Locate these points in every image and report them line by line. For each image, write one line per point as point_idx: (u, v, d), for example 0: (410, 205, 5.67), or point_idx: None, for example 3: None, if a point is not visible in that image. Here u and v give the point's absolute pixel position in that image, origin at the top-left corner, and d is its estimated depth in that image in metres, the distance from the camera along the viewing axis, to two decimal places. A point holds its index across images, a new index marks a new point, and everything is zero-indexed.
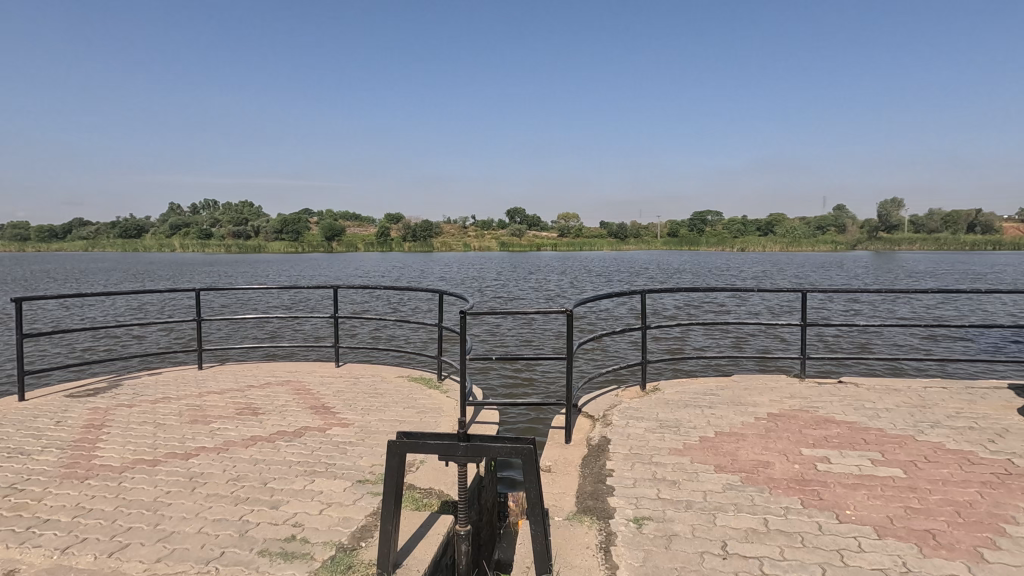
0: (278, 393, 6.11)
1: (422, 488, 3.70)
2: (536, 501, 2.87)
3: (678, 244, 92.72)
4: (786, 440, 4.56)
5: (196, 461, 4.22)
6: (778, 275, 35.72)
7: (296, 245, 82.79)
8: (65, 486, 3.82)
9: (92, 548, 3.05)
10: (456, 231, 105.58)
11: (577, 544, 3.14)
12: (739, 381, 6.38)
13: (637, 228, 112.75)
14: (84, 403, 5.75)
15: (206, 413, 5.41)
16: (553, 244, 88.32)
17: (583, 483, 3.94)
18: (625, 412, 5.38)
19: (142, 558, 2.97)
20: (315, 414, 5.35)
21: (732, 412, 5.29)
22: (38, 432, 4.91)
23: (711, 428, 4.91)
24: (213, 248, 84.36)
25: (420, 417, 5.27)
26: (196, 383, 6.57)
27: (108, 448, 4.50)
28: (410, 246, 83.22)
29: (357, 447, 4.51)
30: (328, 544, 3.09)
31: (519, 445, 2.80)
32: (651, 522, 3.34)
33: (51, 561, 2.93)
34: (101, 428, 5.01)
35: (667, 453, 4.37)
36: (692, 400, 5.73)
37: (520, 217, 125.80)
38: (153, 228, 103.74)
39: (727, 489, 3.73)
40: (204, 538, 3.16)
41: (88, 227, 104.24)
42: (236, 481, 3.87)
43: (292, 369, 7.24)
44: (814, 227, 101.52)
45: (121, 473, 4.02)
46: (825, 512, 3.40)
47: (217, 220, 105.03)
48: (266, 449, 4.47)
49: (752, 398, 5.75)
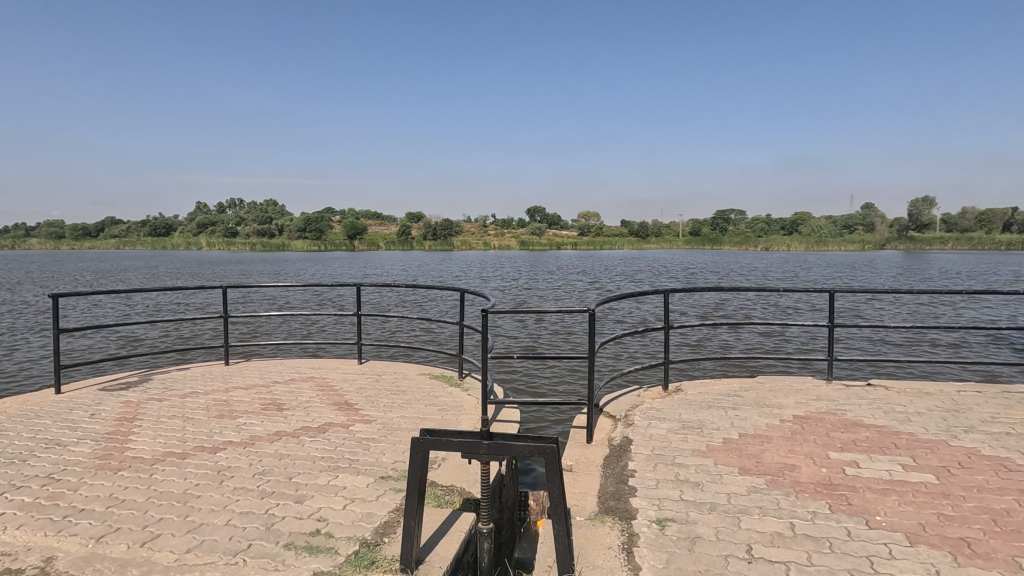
0: (302, 389, 6.22)
1: (444, 485, 3.73)
2: (559, 501, 2.85)
3: (700, 242, 91.59)
4: (812, 443, 4.48)
5: (224, 455, 4.32)
6: (805, 274, 35.08)
7: (319, 245, 83.86)
8: (99, 476, 3.94)
9: (125, 538, 3.14)
10: (477, 231, 105.86)
11: (599, 544, 3.13)
12: (764, 383, 6.28)
13: (658, 227, 111.54)
14: (117, 397, 5.92)
15: (232, 408, 5.53)
16: (574, 243, 87.69)
17: (604, 483, 3.92)
18: (647, 412, 5.34)
19: (173, 549, 3.04)
20: (338, 410, 5.42)
21: (756, 414, 5.21)
22: (73, 424, 5.07)
23: (735, 429, 4.84)
24: (239, 246, 85.88)
25: (441, 414, 5.31)
26: (222, 378, 6.71)
27: (139, 441, 4.63)
28: (431, 245, 83.73)
29: (380, 443, 4.55)
30: (351, 539, 3.13)
31: (541, 444, 2.79)
32: (674, 524, 3.30)
33: (86, 550, 3.03)
34: (133, 421, 5.15)
35: (690, 454, 4.33)
36: (715, 401, 5.67)
37: (540, 216, 125.29)
38: (181, 228, 106.05)
39: (752, 492, 3.68)
40: (231, 530, 3.23)
41: (120, 227, 107.14)
42: (262, 475, 3.95)
43: (316, 365, 7.35)
44: (842, 226, 99.44)
45: (153, 465, 4.13)
46: (854, 517, 3.33)
47: (243, 220, 107.04)
48: (291, 444, 4.54)
49: (777, 400, 5.66)
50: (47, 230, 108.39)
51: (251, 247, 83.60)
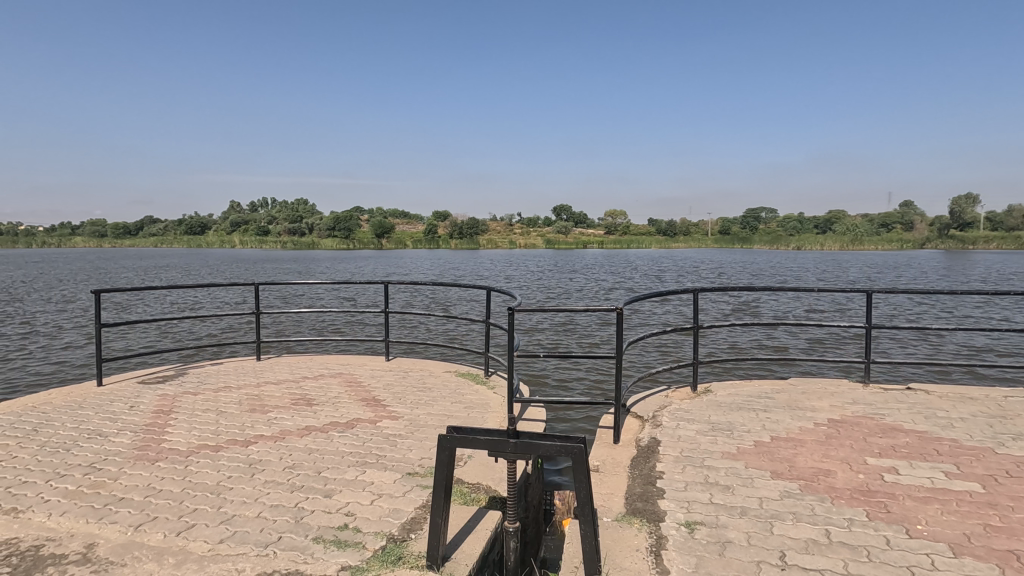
0: (331, 384, 6.31)
1: (470, 483, 3.74)
2: (587, 501, 2.81)
3: (729, 242, 90.09)
4: (848, 448, 4.34)
5: (256, 448, 4.41)
6: (841, 275, 33.98)
7: (347, 244, 85.07)
8: (138, 467, 4.07)
9: (161, 527, 3.23)
10: (502, 229, 105.85)
11: (626, 547, 3.08)
12: (797, 385, 6.12)
13: (686, 225, 109.90)
14: (155, 390, 6.11)
15: (264, 402, 5.64)
16: (599, 241, 87.10)
17: (632, 484, 3.87)
18: (675, 412, 5.26)
19: (207, 539, 3.11)
20: (366, 406, 5.48)
21: (789, 417, 5.08)
22: (114, 415, 5.26)
23: (767, 432, 4.72)
24: (270, 244, 87.62)
25: (467, 411, 5.33)
26: (254, 373, 6.87)
27: (175, 433, 4.75)
28: (457, 244, 84.09)
29: (407, 440, 4.58)
30: (378, 535, 3.15)
31: (569, 443, 2.76)
32: (703, 527, 3.24)
33: (126, 537, 3.13)
34: (170, 413, 5.31)
35: (720, 456, 4.23)
36: (745, 402, 5.54)
37: (566, 215, 124.69)
38: (216, 227, 108.89)
39: (784, 497, 3.58)
40: (262, 522, 3.29)
41: (158, 226, 110.69)
42: (292, 469, 4.02)
43: (345, 361, 7.45)
44: (879, 224, 96.27)
45: (188, 457, 4.24)
46: (893, 525, 3.21)
47: (275, 219, 109.43)
48: (320, 439, 4.61)
49: (811, 402, 5.50)
50: (91, 229, 112.65)
51: (282, 245, 85.48)
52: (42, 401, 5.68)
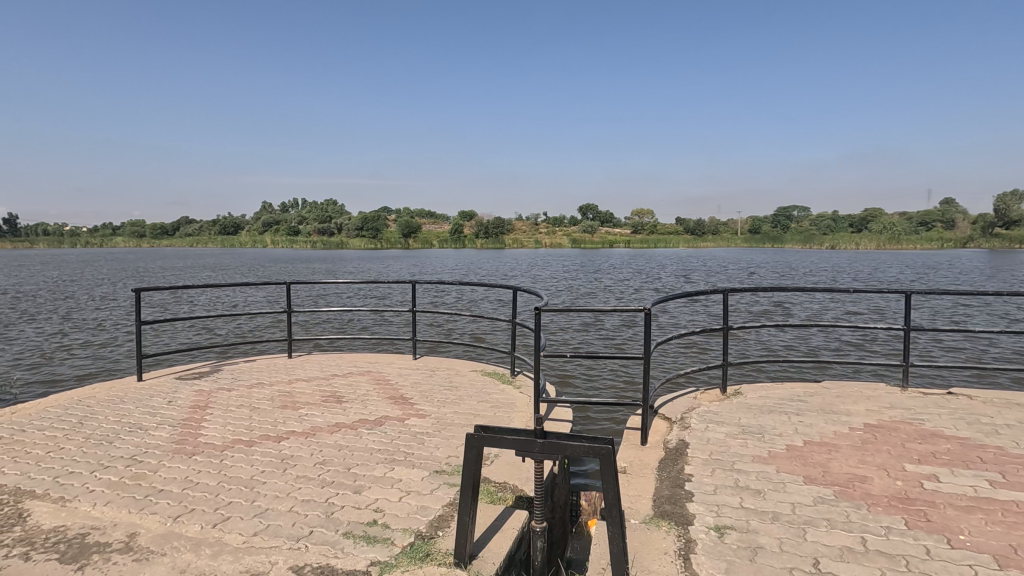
0: (359, 382, 6.41)
1: (497, 481, 3.76)
2: (614, 503, 2.78)
3: (759, 242, 88.31)
4: (885, 454, 4.21)
5: (288, 444, 4.51)
6: (879, 275, 32.86)
7: (375, 243, 86.17)
8: (176, 460, 4.21)
9: (198, 519, 3.33)
10: (528, 229, 105.76)
11: (654, 549, 3.06)
12: (831, 388, 5.96)
13: (715, 224, 108.12)
14: (191, 385, 6.31)
15: (295, 399, 5.77)
16: (626, 240, 86.27)
17: (659, 486, 3.83)
18: (704, 414, 5.18)
19: (242, 531, 3.20)
20: (394, 404, 5.56)
21: (822, 421, 4.95)
22: (153, 409, 5.44)
23: (800, 436, 4.62)
24: (300, 244, 89.36)
25: (494, 410, 5.35)
26: (286, 370, 7.02)
27: (211, 428, 4.90)
28: (483, 243, 84.32)
29: (434, 438, 4.63)
30: (407, 531, 3.19)
31: (596, 444, 2.74)
32: (734, 532, 3.19)
33: (165, 528, 3.24)
34: (206, 408, 5.47)
35: (750, 460, 4.16)
36: (776, 405, 5.43)
37: (593, 215, 123.92)
38: (249, 227, 111.64)
39: (818, 503, 3.49)
40: (294, 516, 3.36)
41: (194, 227, 114.09)
42: (323, 465, 4.10)
43: (373, 359, 7.55)
44: (918, 223, 93.00)
45: (223, 451, 4.37)
46: (933, 535, 3.10)
47: (305, 219, 111.63)
48: (349, 435, 4.69)
49: (846, 406, 5.35)
50: (131, 229, 116.76)
51: (312, 245, 87.11)
52: (87, 395, 5.92)
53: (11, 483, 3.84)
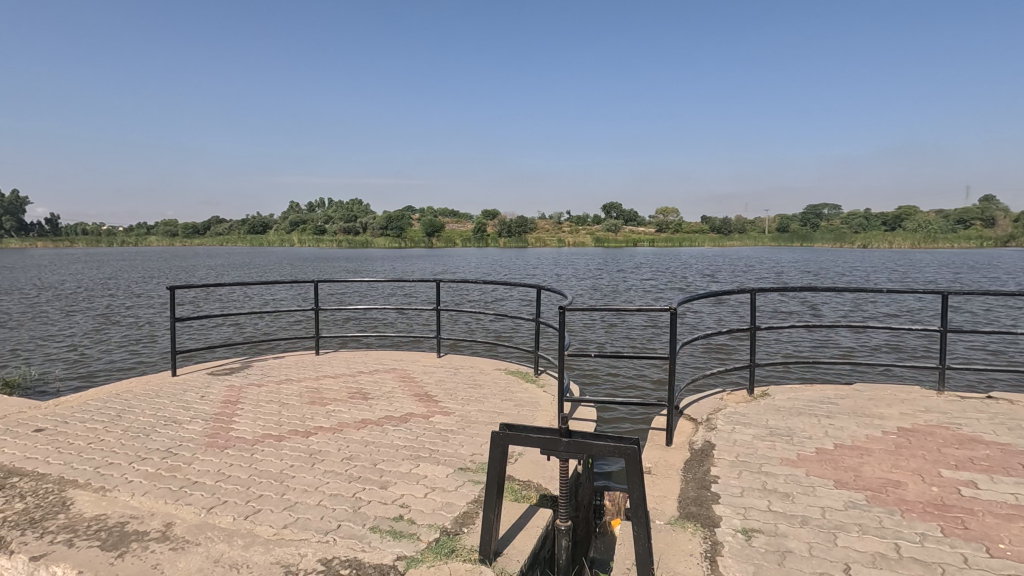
0: (385, 379, 6.50)
1: (521, 480, 3.77)
2: (640, 503, 2.76)
3: (788, 241, 86.52)
4: (920, 459, 4.09)
5: (316, 439, 4.60)
6: (914, 275, 31.84)
7: (400, 242, 87.00)
8: (209, 453, 4.34)
9: (230, 511, 3.42)
10: (552, 228, 105.44)
11: (680, 551, 3.03)
12: (863, 391, 5.81)
13: (742, 223, 106.24)
14: (223, 381, 6.48)
15: (323, 395, 5.88)
16: (651, 240, 85.41)
17: (685, 487, 3.79)
18: (730, 416, 5.11)
19: (272, 524, 3.28)
20: (419, 401, 5.62)
21: (854, 424, 4.84)
22: (187, 404, 5.61)
23: (830, 439, 4.52)
24: (326, 243, 90.79)
25: (517, 409, 5.37)
26: (314, 367, 7.16)
27: (242, 422, 5.03)
28: (506, 242, 84.41)
29: (458, 436, 4.66)
30: (432, 527, 3.23)
31: (622, 444, 2.73)
32: (761, 536, 3.14)
33: (199, 518, 3.34)
34: (237, 403, 5.62)
35: (778, 462, 4.08)
36: (806, 407, 5.32)
37: (616, 213, 122.82)
38: (277, 227, 113.90)
39: (849, 507, 3.42)
40: (323, 510, 3.43)
41: (224, 226, 116.88)
42: (350, 460, 4.17)
43: (398, 357, 7.65)
44: (956, 220, 89.73)
45: (253, 445, 4.48)
46: (971, 543, 3.01)
47: (331, 219, 113.34)
48: (375, 432, 4.76)
49: (878, 410, 5.21)
50: (164, 229, 120.19)
51: (337, 244, 88.40)
52: (124, 389, 6.14)
53: (56, 473, 4.00)
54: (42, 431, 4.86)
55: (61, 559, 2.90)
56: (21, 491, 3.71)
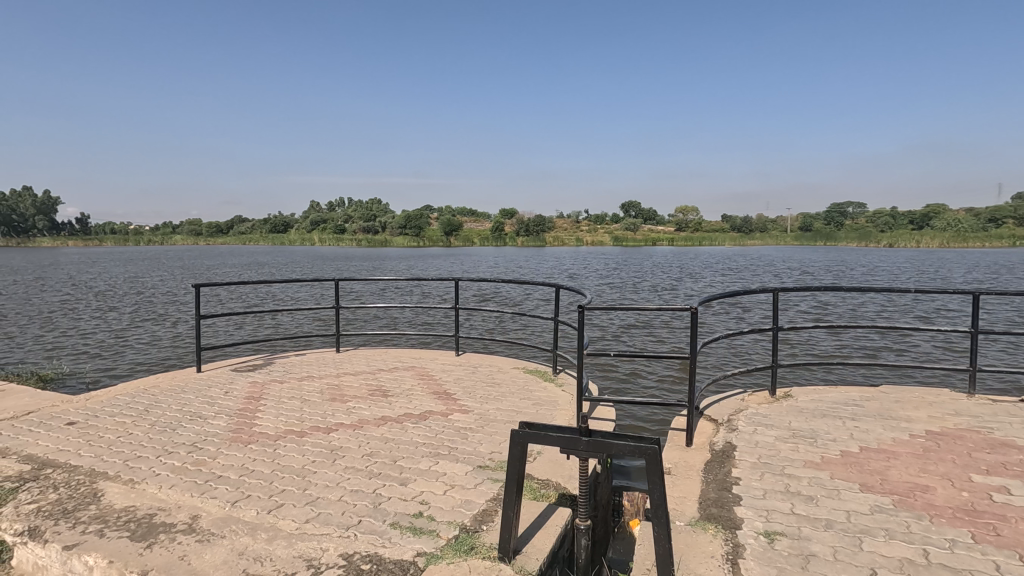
0: (404, 377, 6.56)
1: (540, 478, 3.78)
2: (660, 504, 2.73)
3: (811, 240, 85.01)
4: (948, 463, 3.99)
5: (337, 436, 4.66)
6: (943, 275, 30.97)
7: (418, 241, 87.58)
8: (233, 448, 4.42)
9: (254, 504, 3.49)
10: (570, 227, 105.19)
11: (701, 552, 3.01)
12: (890, 393, 5.68)
13: (764, 222, 104.60)
14: (246, 377, 6.60)
15: (343, 392, 5.95)
16: (670, 239, 84.63)
17: (705, 488, 3.75)
18: (752, 417, 5.04)
19: (295, 518, 3.33)
20: (438, 399, 5.65)
21: (879, 427, 4.74)
22: (211, 399, 5.73)
23: (855, 442, 4.43)
24: (346, 242, 91.83)
25: (536, 408, 5.37)
26: (334, 364, 7.25)
27: (264, 418, 5.12)
28: (524, 241, 84.45)
29: (477, 434, 4.67)
30: (452, 524, 3.25)
31: (643, 444, 2.71)
32: (784, 539, 3.09)
33: (224, 512, 3.41)
34: (259, 399, 5.71)
35: (802, 465, 4.02)
36: (830, 409, 5.23)
37: (635, 212, 122.03)
38: (298, 225, 115.51)
39: (875, 512, 3.35)
40: (344, 505, 3.48)
41: (247, 225, 118.93)
42: (370, 457, 4.22)
43: (417, 355, 7.70)
44: (988, 219, 87.10)
45: (276, 441, 4.56)
46: (1003, 550, 2.92)
47: (351, 218, 114.62)
48: (394, 429, 4.80)
49: (905, 412, 5.10)
50: (189, 228, 122.74)
51: (357, 243, 89.34)
52: (152, 384, 6.29)
53: (87, 464, 4.12)
54: (73, 424, 5.01)
55: (93, 549, 2.98)
56: (55, 483, 3.82)
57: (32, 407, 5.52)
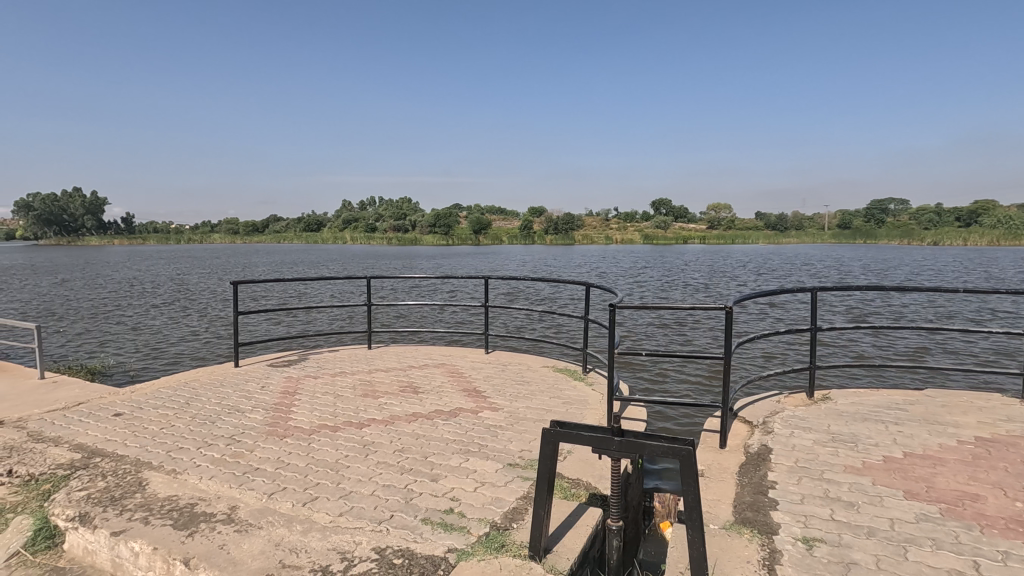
0: (435, 374, 6.61)
1: (571, 478, 3.76)
2: (694, 506, 2.68)
3: (851, 238, 82.25)
4: (1001, 472, 3.80)
5: (369, 431, 4.72)
6: (994, 274, 29.57)
7: (448, 239, 88.28)
8: (270, 441, 4.53)
9: (289, 497, 3.57)
10: (599, 225, 104.45)
11: (736, 557, 2.94)
12: (936, 397, 5.45)
13: (800, 219, 101.79)
14: (281, 372, 6.76)
15: (375, 388, 6.03)
16: (703, 236, 82.98)
17: (740, 491, 3.67)
18: (789, 419, 4.91)
19: (329, 511, 3.40)
20: (467, 396, 5.68)
21: (925, 432, 4.55)
22: (249, 393, 5.89)
23: (898, 447, 4.27)
24: (377, 240, 93.18)
25: (565, 407, 5.34)
26: (367, 360, 7.37)
27: (299, 412, 5.23)
28: (552, 239, 84.24)
29: (507, 432, 4.68)
30: (482, 521, 3.26)
31: (676, 445, 2.66)
32: (824, 546, 3.00)
33: (261, 503, 3.50)
34: (294, 394, 5.85)
35: (842, 470, 3.89)
36: (871, 413, 5.05)
37: (666, 210, 120.42)
38: (331, 224, 117.74)
39: (921, 520, 3.21)
40: (376, 500, 3.53)
41: (282, 224, 121.89)
42: (402, 452, 4.27)
43: (447, 352, 7.75)
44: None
45: (311, 435, 4.65)
46: None
47: (382, 216, 116.28)
48: (425, 425, 4.85)
49: (953, 418, 4.88)
50: (227, 227, 126.52)
51: (388, 241, 90.59)
52: (193, 378, 6.51)
53: (133, 454, 4.29)
54: (120, 414, 5.22)
55: (138, 536, 3.10)
56: (103, 471, 3.99)
57: (82, 398, 5.78)
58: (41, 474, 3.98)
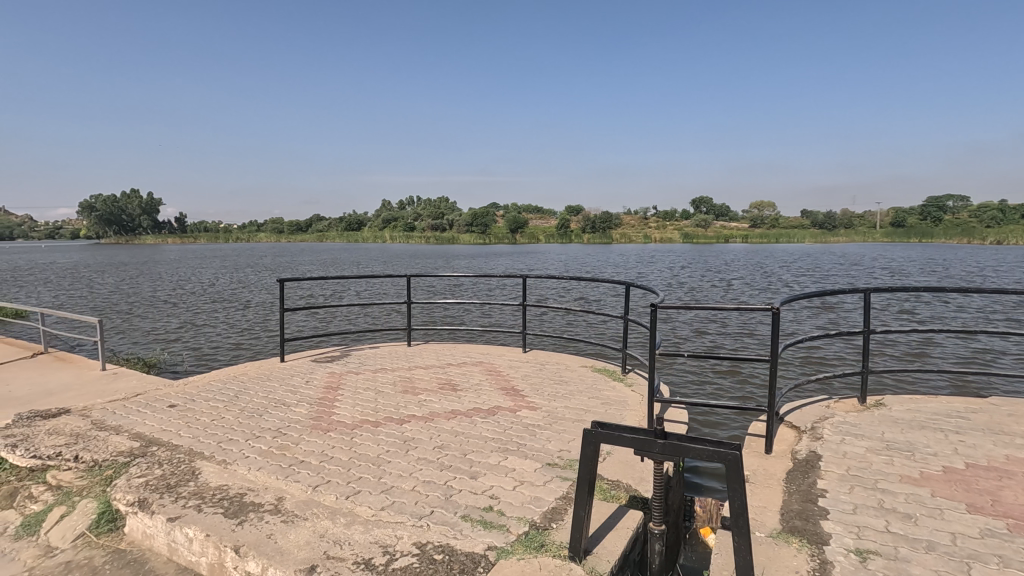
0: (473, 372, 6.66)
1: (611, 479, 3.72)
2: (740, 513, 2.59)
3: (904, 237, 78.54)
4: None
5: (409, 427, 4.79)
6: None
7: (484, 238, 88.79)
8: (314, 435, 4.65)
9: (333, 490, 3.65)
10: (637, 224, 103.16)
11: (784, 566, 2.85)
12: (1001, 405, 5.13)
13: (850, 218, 98.06)
14: (324, 368, 6.93)
15: (415, 385, 6.12)
16: (744, 236, 80.70)
17: (788, 498, 3.55)
18: (840, 426, 4.71)
19: (371, 505, 3.46)
20: (506, 395, 5.69)
21: (989, 442, 4.30)
22: (294, 388, 6.07)
23: (960, 457, 4.04)
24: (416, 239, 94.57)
25: (604, 407, 5.29)
26: (406, 357, 7.49)
27: (342, 407, 5.36)
28: (590, 238, 83.65)
29: (545, 431, 4.66)
30: (521, 520, 3.26)
31: (722, 449, 2.58)
32: (879, 558, 2.86)
33: (306, 495, 3.60)
34: (337, 389, 5.99)
35: (897, 480, 3.71)
36: (929, 420, 4.80)
37: (707, 208, 118.07)
38: (371, 224, 120.36)
39: (987, 536, 3.03)
40: (416, 495, 3.57)
41: (325, 224, 125.25)
42: (441, 449, 4.31)
43: (485, 351, 7.80)
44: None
45: (353, 430, 4.75)
46: None
47: (420, 215, 118.04)
48: (465, 423, 4.88)
49: (1020, 428, 4.58)
50: (273, 227, 130.92)
51: (426, 240, 91.73)
52: (242, 371, 6.76)
53: (186, 444, 4.48)
54: (174, 406, 5.46)
55: (192, 522, 3.23)
56: (159, 459, 4.18)
57: (140, 390, 6.07)
58: (103, 461, 4.20)
